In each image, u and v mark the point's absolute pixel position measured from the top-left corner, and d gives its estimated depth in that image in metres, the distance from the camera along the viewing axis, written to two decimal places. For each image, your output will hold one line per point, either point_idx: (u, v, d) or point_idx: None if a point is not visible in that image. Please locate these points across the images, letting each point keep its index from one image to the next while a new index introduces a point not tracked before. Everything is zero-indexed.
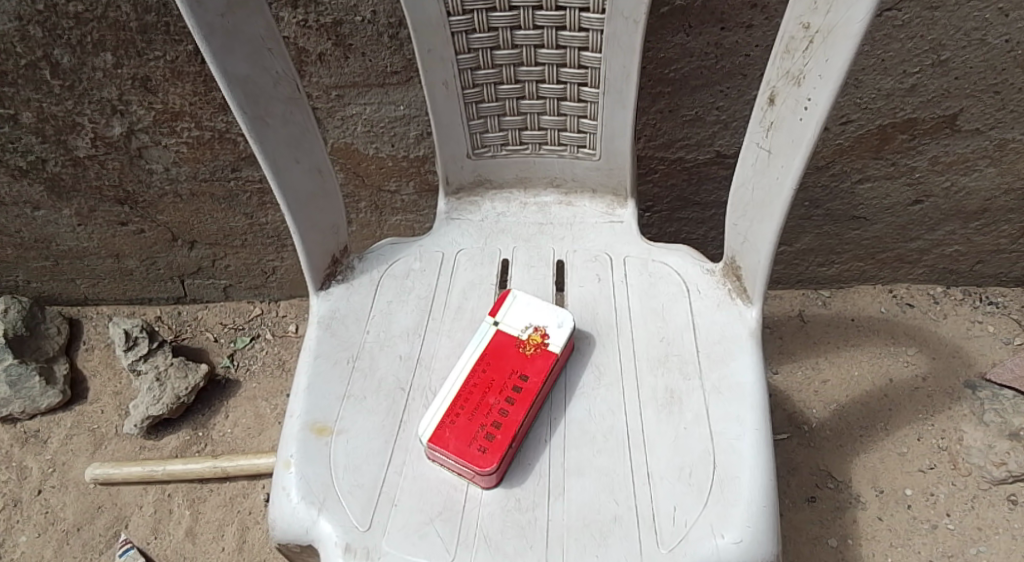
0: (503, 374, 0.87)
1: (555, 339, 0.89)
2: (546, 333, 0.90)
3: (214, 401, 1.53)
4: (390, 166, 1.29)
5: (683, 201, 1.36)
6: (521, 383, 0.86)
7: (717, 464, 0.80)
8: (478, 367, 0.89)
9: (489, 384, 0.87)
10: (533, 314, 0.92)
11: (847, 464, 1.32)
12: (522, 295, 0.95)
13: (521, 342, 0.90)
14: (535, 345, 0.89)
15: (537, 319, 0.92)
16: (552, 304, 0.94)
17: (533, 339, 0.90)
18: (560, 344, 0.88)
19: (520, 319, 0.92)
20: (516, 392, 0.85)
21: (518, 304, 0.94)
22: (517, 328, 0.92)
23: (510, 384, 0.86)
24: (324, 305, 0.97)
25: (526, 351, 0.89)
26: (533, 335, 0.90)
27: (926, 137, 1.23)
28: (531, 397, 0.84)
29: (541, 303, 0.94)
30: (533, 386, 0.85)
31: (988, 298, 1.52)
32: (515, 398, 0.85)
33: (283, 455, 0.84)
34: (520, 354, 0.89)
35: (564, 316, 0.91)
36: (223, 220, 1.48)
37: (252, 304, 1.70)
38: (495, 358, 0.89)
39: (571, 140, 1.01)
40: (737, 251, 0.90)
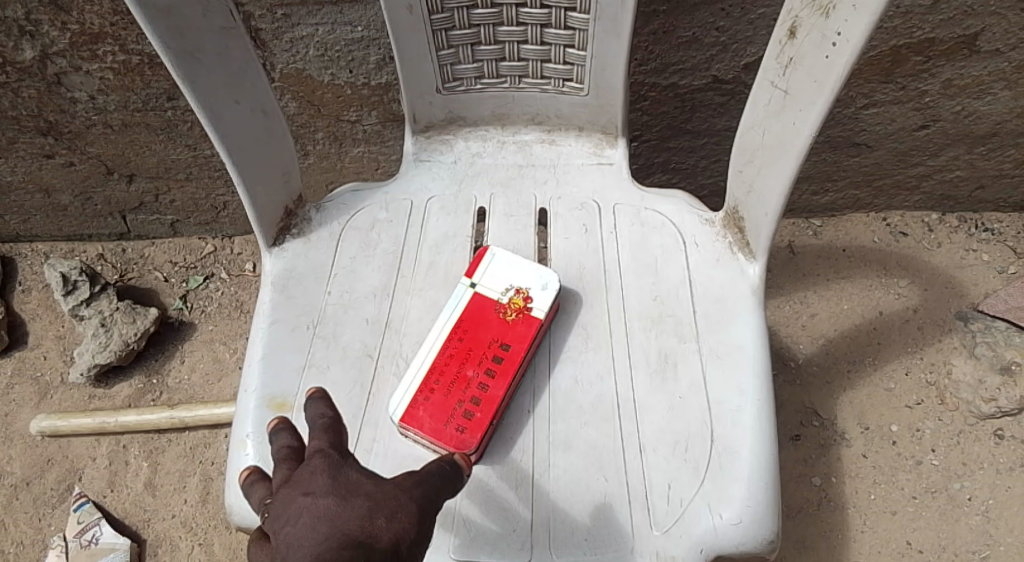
0: (482, 344, 0.80)
1: (538, 304, 0.81)
2: (529, 296, 0.81)
3: (167, 346, 1.44)
4: (349, 95, 1.14)
5: (673, 129, 1.24)
6: (502, 353, 0.79)
7: (714, 436, 0.74)
8: (453, 336, 0.81)
9: (467, 354, 0.79)
10: (514, 275, 0.83)
11: (833, 401, 1.30)
12: (501, 252, 0.86)
13: (501, 307, 0.82)
14: (517, 311, 0.81)
15: (518, 280, 0.83)
16: (534, 262, 0.85)
17: (515, 303, 0.82)
18: (544, 308, 0.80)
19: (499, 280, 0.84)
20: (496, 363, 0.78)
21: (497, 263, 0.84)
22: (496, 291, 0.83)
23: (490, 354, 0.79)
24: (279, 263, 0.87)
25: (507, 317, 0.81)
26: (514, 299, 0.82)
27: (942, 58, 1.12)
28: (513, 368, 0.77)
29: (522, 261, 0.85)
30: (515, 356, 0.78)
31: (983, 225, 1.46)
32: (495, 369, 0.78)
33: (238, 435, 0.77)
34: (500, 320, 0.81)
35: (548, 276, 0.83)
36: (163, 153, 1.33)
37: (204, 240, 1.56)
38: (473, 325, 0.81)
39: (555, 73, 0.89)
40: (740, 201, 0.81)
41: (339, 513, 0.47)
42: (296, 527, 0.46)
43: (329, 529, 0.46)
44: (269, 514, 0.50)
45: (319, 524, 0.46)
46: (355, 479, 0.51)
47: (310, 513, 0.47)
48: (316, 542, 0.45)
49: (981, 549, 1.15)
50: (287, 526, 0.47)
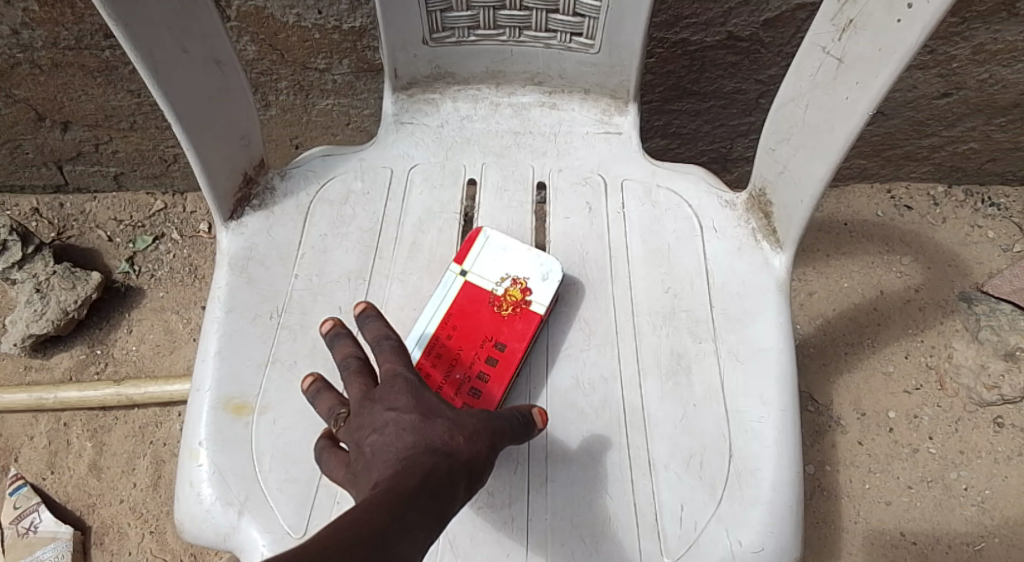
0: (474, 342, 0.70)
1: (538, 297, 0.72)
2: (528, 287, 0.72)
3: (112, 313, 1.29)
4: (317, 40, 0.99)
5: (678, 90, 1.13)
6: (496, 353, 0.69)
7: (733, 452, 0.66)
8: (441, 333, 0.70)
9: (457, 354, 0.69)
10: (509, 263, 0.74)
11: (829, 386, 1.24)
12: (495, 235, 0.75)
13: (496, 299, 0.72)
14: (513, 305, 0.71)
15: (515, 269, 0.73)
16: (531, 247, 0.75)
17: (512, 296, 0.72)
18: (545, 302, 0.71)
19: (493, 268, 0.74)
20: (489, 366, 0.68)
21: (491, 249, 0.74)
22: (490, 281, 0.73)
23: (483, 355, 0.69)
24: (236, 240, 0.74)
25: (502, 312, 0.71)
26: (511, 290, 0.72)
27: (978, 19, 1.02)
28: (510, 372, 0.68)
29: (518, 246, 0.75)
30: (511, 358, 0.69)
31: (990, 199, 1.38)
32: (489, 373, 0.68)
33: (190, 442, 0.66)
34: (494, 315, 0.71)
35: (549, 264, 0.73)
36: (101, 99, 1.16)
37: (152, 197, 1.40)
38: (463, 320, 0.71)
39: (563, 25, 0.77)
40: (769, 183, 0.72)
41: (420, 427, 0.53)
42: (382, 436, 0.52)
43: (414, 439, 0.52)
44: (353, 423, 0.56)
45: (403, 435, 0.52)
46: (433, 400, 0.57)
47: (394, 424, 0.54)
48: (403, 448, 0.51)
49: (975, 541, 1.12)
50: (372, 434, 0.53)
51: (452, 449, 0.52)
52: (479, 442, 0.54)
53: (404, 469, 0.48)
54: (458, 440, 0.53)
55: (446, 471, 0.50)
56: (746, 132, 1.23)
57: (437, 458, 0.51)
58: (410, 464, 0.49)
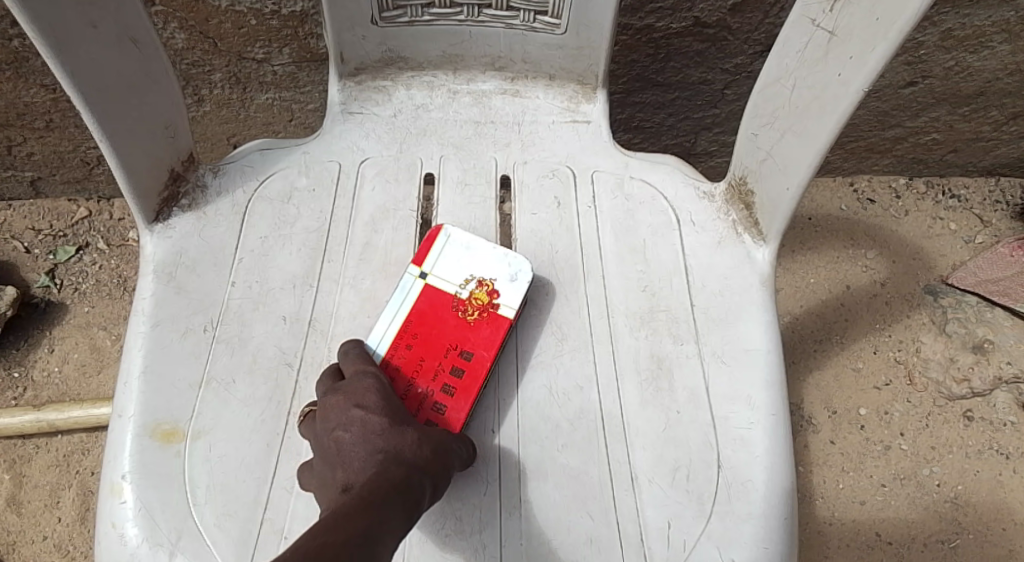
0: (436, 352, 0.64)
1: (507, 300, 0.65)
2: (495, 290, 0.66)
3: (31, 332, 1.17)
4: (254, 26, 0.91)
5: (642, 81, 1.08)
6: (462, 363, 0.63)
7: (721, 462, 0.60)
8: (400, 342, 0.64)
9: (418, 366, 0.63)
10: (474, 263, 0.67)
11: (799, 384, 1.21)
12: (457, 232, 0.69)
13: (460, 303, 0.66)
14: (479, 309, 0.65)
15: (480, 269, 0.67)
16: (496, 245, 0.69)
17: (478, 299, 0.66)
18: (515, 306, 0.65)
19: (455, 269, 0.67)
20: (455, 378, 0.62)
21: (453, 248, 0.68)
22: (453, 284, 0.67)
23: (447, 366, 0.63)
24: (163, 245, 0.66)
25: (467, 317, 0.65)
26: (477, 293, 0.66)
27: (947, 4, 1.00)
28: (477, 384, 0.61)
29: (483, 245, 0.68)
30: (479, 368, 0.62)
31: (950, 191, 1.38)
32: (454, 386, 0.61)
33: (111, 476, 0.57)
34: (459, 321, 0.65)
35: (518, 264, 0.67)
36: (11, 94, 1.04)
37: (76, 203, 1.28)
38: (423, 328, 0.65)
39: (526, 2, 0.71)
40: (750, 170, 0.67)
41: (388, 428, 0.52)
42: (349, 437, 0.52)
43: (382, 443, 0.51)
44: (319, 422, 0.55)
45: (371, 437, 0.52)
46: (398, 402, 0.56)
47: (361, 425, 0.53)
48: (372, 453, 0.51)
49: (949, 537, 1.10)
50: (339, 432, 0.53)
51: (421, 451, 0.52)
52: (448, 441, 0.54)
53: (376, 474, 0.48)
54: (427, 442, 0.53)
55: (417, 474, 0.50)
56: (710, 124, 1.20)
57: (407, 462, 0.50)
58: (382, 469, 0.49)
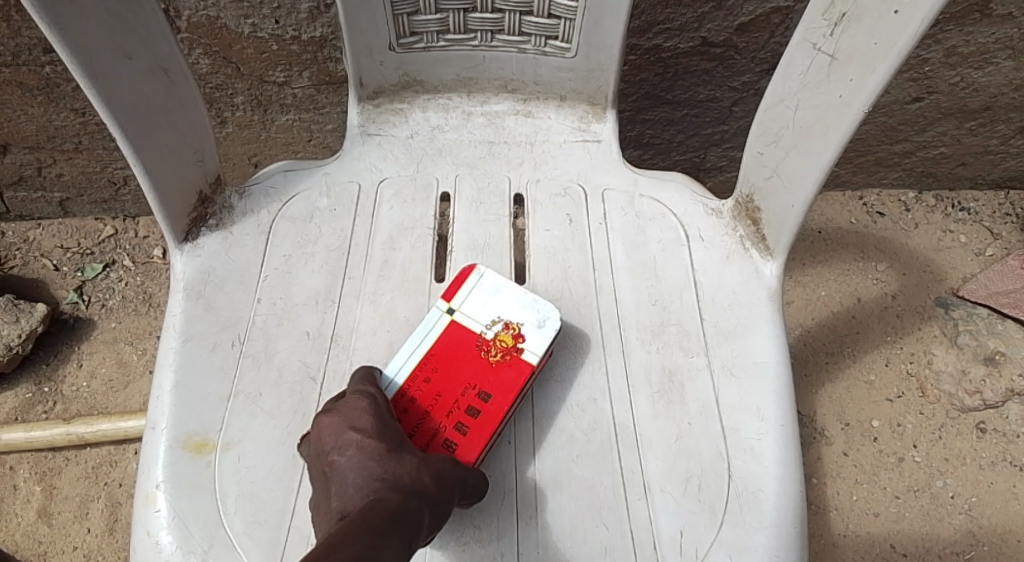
0: (454, 389, 0.63)
1: (531, 346, 0.65)
2: (519, 334, 0.66)
3: (60, 347, 1.20)
4: (275, 51, 0.94)
5: (651, 99, 1.10)
6: (479, 403, 0.62)
7: (732, 472, 0.62)
8: (418, 377, 0.64)
9: (433, 401, 0.63)
10: (503, 306, 0.67)
11: (812, 396, 1.22)
12: (490, 274, 0.69)
13: (483, 343, 0.66)
14: (503, 351, 0.65)
15: (507, 313, 0.67)
16: (526, 290, 0.69)
17: (501, 341, 0.66)
18: (537, 352, 0.65)
19: (483, 310, 0.68)
20: (469, 417, 0.62)
21: (484, 288, 0.68)
22: (478, 323, 0.67)
23: (463, 403, 0.62)
24: (193, 264, 0.68)
25: (489, 358, 0.65)
26: (501, 334, 0.66)
27: (950, 22, 1.02)
28: (490, 427, 0.61)
29: (514, 290, 0.69)
30: (495, 412, 0.62)
31: (959, 204, 1.39)
32: (467, 426, 0.61)
33: (145, 486, 0.59)
34: (480, 360, 0.65)
35: (547, 312, 0.67)
36: (42, 118, 1.08)
37: (101, 222, 1.31)
38: (443, 364, 0.65)
39: (537, 27, 0.73)
40: (756, 188, 0.69)
41: (387, 452, 0.51)
42: (345, 462, 0.50)
43: (379, 468, 0.50)
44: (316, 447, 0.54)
45: (367, 461, 0.50)
46: (395, 426, 0.55)
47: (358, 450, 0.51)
48: (368, 479, 0.49)
49: (965, 549, 1.09)
50: (335, 456, 0.51)
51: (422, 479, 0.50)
52: (449, 473, 0.53)
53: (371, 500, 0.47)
54: (428, 470, 0.51)
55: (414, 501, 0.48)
56: (719, 140, 1.22)
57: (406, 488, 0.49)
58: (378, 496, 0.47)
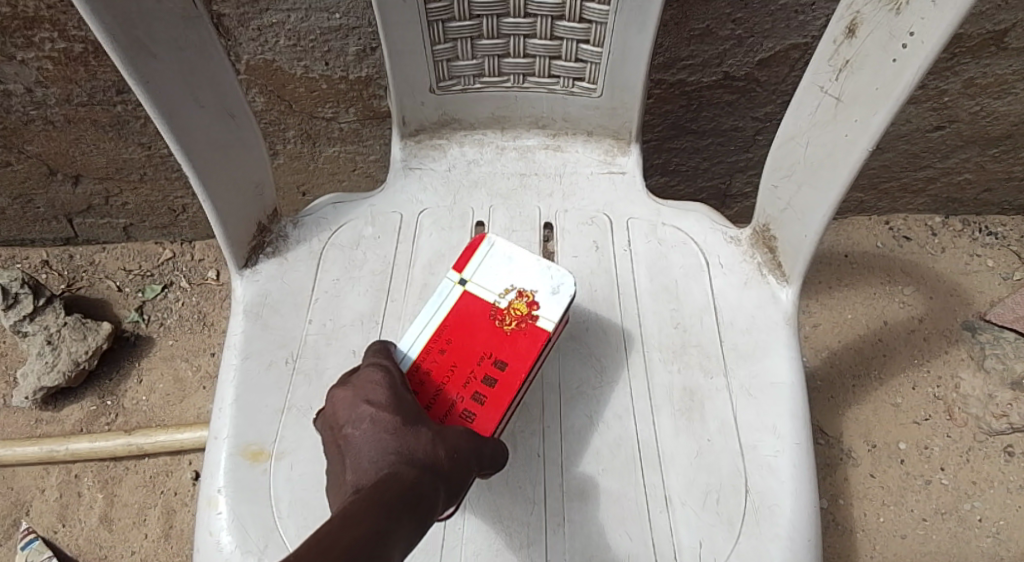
0: (469, 359, 0.66)
1: (546, 313, 0.67)
2: (534, 301, 0.68)
3: (122, 364, 1.29)
4: (324, 90, 1.02)
5: (676, 129, 1.15)
6: (495, 373, 0.65)
7: (749, 487, 0.65)
8: (433, 348, 0.66)
9: (449, 372, 0.65)
10: (515, 274, 0.70)
11: (838, 418, 1.23)
12: (500, 243, 0.72)
13: (498, 312, 0.68)
14: (518, 319, 0.67)
15: (521, 281, 0.69)
16: (538, 258, 0.71)
17: (516, 309, 0.68)
18: (553, 318, 0.67)
19: (496, 279, 0.70)
20: (486, 387, 0.64)
21: (496, 257, 0.71)
22: (492, 292, 0.69)
23: (479, 374, 0.65)
24: (251, 287, 0.75)
25: (504, 326, 0.67)
26: (516, 303, 0.68)
27: (968, 55, 1.06)
28: (508, 395, 0.63)
29: (526, 258, 0.71)
30: (511, 380, 0.64)
31: (987, 228, 1.40)
32: (485, 396, 0.63)
33: (208, 490, 0.65)
34: (495, 329, 0.67)
35: (560, 277, 0.69)
36: (112, 151, 1.18)
37: (161, 246, 1.41)
38: (458, 335, 0.67)
39: (566, 71, 0.79)
40: (772, 218, 0.73)
41: (401, 425, 0.52)
42: (361, 434, 0.51)
43: (394, 441, 0.50)
44: (333, 422, 0.54)
45: (382, 434, 0.51)
46: (410, 403, 0.56)
47: (373, 423, 0.52)
48: (383, 452, 0.50)
49: None
50: (349, 429, 0.52)
51: (436, 453, 0.51)
52: (463, 449, 0.53)
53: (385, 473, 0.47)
54: (442, 445, 0.52)
55: (428, 476, 0.49)
56: (744, 168, 1.26)
57: (419, 463, 0.49)
58: (392, 469, 0.48)
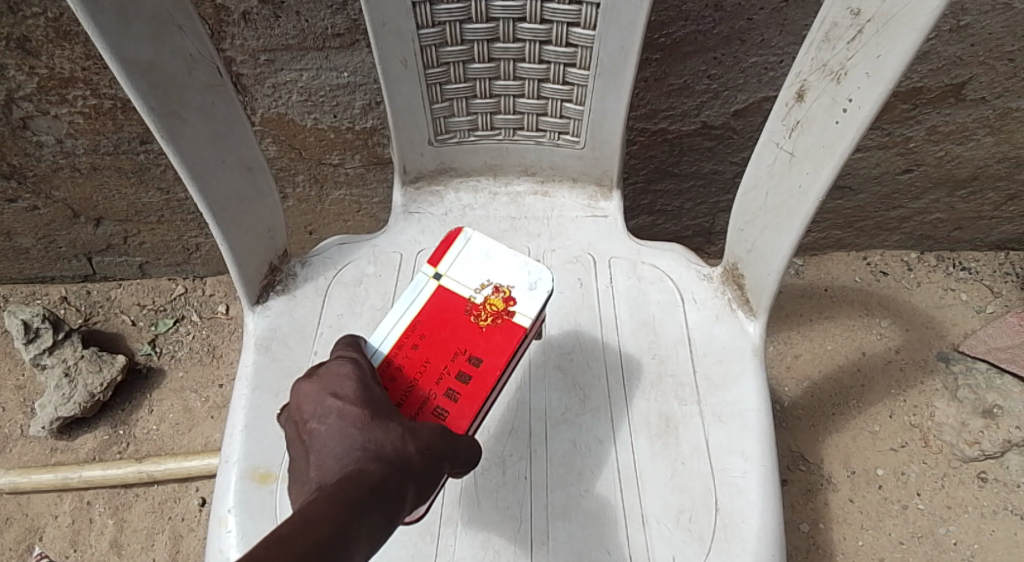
0: (443, 355, 0.63)
1: (522, 309, 0.66)
2: (511, 297, 0.66)
3: (135, 394, 1.35)
4: (332, 139, 1.11)
5: (660, 172, 1.23)
6: (469, 368, 0.63)
7: (719, 506, 0.71)
8: (406, 343, 0.64)
9: (422, 367, 0.62)
10: (492, 269, 0.68)
11: (819, 445, 1.29)
12: (476, 237, 0.70)
13: (474, 307, 0.66)
14: (493, 315, 0.65)
15: (498, 276, 0.68)
16: (515, 252, 0.70)
17: (492, 305, 0.66)
18: (530, 313, 0.65)
19: (471, 273, 0.68)
20: (461, 383, 0.62)
21: (472, 251, 0.69)
22: (468, 287, 0.68)
23: (453, 369, 0.62)
24: (262, 322, 0.82)
25: (480, 322, 0.65)
26: (492, 298, 0.66)
27: (929, 106, 1.14)
28: (482, 393, 0.61)
29: (502, 252, 0.69)
30: (486, 376, 0.62)
31: (960, 264, 1.47)
32: (459, 392, 0.61)
33: (219, 510, 0.71)
34: (470, 324, 0.65)
35: (537, 273, 0.68)
36: (133, 195, 1.26)
37: (174, 282, 1.48)
38: (431, 330, 0.65)
39: (551, 126, 0.87)
40: (740, 258, 0.80)
41: (370, 422, 0.51)
42: (327, 428, 0.50)
43: (360, 438, 0.49)
44: (297, 412, 0.52)
45: (349, 430, 0.49)
46: (379, 395, 0.54)
47: (339, 417, 0.51)
48: (349, 449, 0.48)
49: None
50: (314, 424, 0.51)
51: (406, 452, 0.50)
52: (435, 445, 0.52)
53: (349, 473, 0.46)
54: (412, 441, 0.51)
55: (395, 476, 0.48)
56: (726, 208, 1.33)
57: (387, 461, 0.48)
58: (357, 468, 0.47)
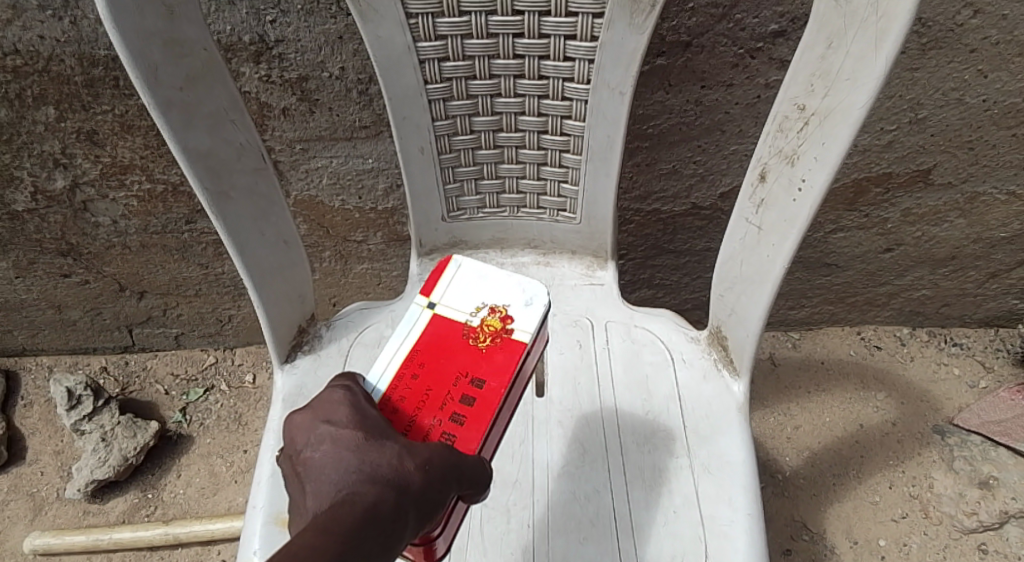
0: (445, 381, 0.68)
1: (519, 325, 0.72)
2: (507, 315, 0.73)
3: (164, 459, 1.41)
4: (357, 218, 1.23)
5: (657, 249, 1.33)
6: (473, 391, 0.68)
7: (708, 553, 0.75)
8: (406, 373, 0.68)
9: (424, 396, 0.67)
10: (486, 291, 0.75)
11: (822, 514, 1.31)
12: (466, 263, 0.77)
13: (473, 330, 0.72)
14: (492, 335, 0.71)
15: (493, 297, 0.75)
16: (508, 274, 0.77)
17: (490, 325, 0.72)
18: (528, 328, 0.72)
19: (467, 297, 0.75)
20: (466, 406, 0.66)
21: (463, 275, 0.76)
22: (464, 312, 0.74)
23: (457, 394, 0.67)
24: (290, 380, 0.90)
25: (480, 344, 0.71)
26: (490, 319, 0.73)
27: (900, 190, 1.24)
28: (488, 413, 0.66)
29: (495, 274, 0.76)
30: (490, 396, 0.67)
31: (952, 339, 1.53)
32: (465, 415, 0.66)
33: (244, 554, 0.76)
34: (471, 349, 0.71)
35: (531, 291, 0.75)
36: (174, 270, 1.37)
37: (206, 352, 1.57)
38: (430, 359, 0.70)
39: (551, 204, 0.98)
40: (723, 322, 0.88)
41: (365, 445, 0.56)
42: (326, 458, 0.55)
43: (357, 462, 0.54)
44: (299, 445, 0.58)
45: (346, 455, 0.55)
46: (374, 420, 0.59)
47: (337, 446, 0.56)
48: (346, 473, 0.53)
49: None
50: (314, 452, 0.56)
51: (403, 468, 0.55)
52: (435, 460, 0.57)
53: (346, 496, 0.51)
54: (410, 457, 0.55)
55: (391, 493, 0.52)
56: None
57: (383, 479, 0.53)
58: (354, 491, 0.52)
